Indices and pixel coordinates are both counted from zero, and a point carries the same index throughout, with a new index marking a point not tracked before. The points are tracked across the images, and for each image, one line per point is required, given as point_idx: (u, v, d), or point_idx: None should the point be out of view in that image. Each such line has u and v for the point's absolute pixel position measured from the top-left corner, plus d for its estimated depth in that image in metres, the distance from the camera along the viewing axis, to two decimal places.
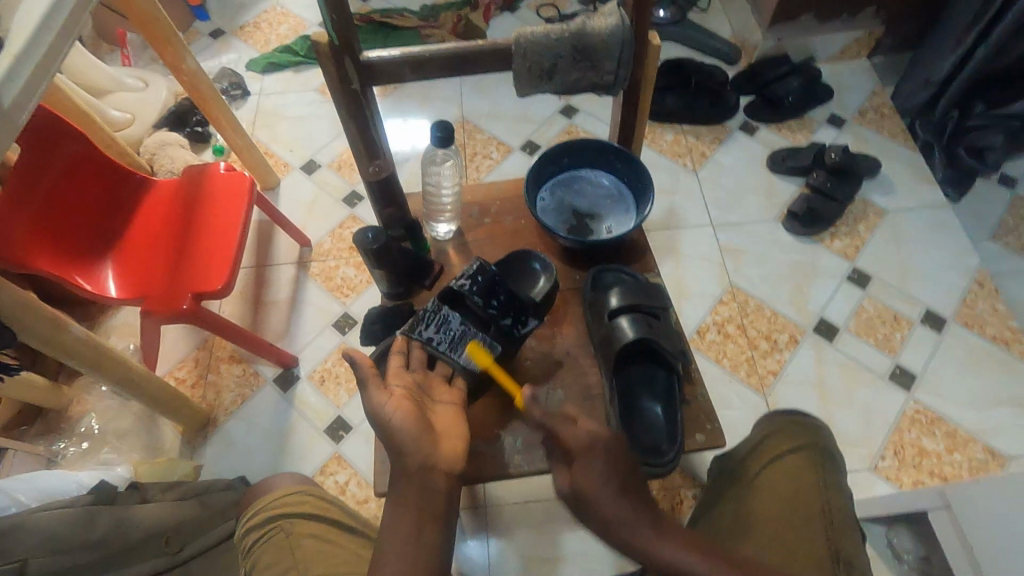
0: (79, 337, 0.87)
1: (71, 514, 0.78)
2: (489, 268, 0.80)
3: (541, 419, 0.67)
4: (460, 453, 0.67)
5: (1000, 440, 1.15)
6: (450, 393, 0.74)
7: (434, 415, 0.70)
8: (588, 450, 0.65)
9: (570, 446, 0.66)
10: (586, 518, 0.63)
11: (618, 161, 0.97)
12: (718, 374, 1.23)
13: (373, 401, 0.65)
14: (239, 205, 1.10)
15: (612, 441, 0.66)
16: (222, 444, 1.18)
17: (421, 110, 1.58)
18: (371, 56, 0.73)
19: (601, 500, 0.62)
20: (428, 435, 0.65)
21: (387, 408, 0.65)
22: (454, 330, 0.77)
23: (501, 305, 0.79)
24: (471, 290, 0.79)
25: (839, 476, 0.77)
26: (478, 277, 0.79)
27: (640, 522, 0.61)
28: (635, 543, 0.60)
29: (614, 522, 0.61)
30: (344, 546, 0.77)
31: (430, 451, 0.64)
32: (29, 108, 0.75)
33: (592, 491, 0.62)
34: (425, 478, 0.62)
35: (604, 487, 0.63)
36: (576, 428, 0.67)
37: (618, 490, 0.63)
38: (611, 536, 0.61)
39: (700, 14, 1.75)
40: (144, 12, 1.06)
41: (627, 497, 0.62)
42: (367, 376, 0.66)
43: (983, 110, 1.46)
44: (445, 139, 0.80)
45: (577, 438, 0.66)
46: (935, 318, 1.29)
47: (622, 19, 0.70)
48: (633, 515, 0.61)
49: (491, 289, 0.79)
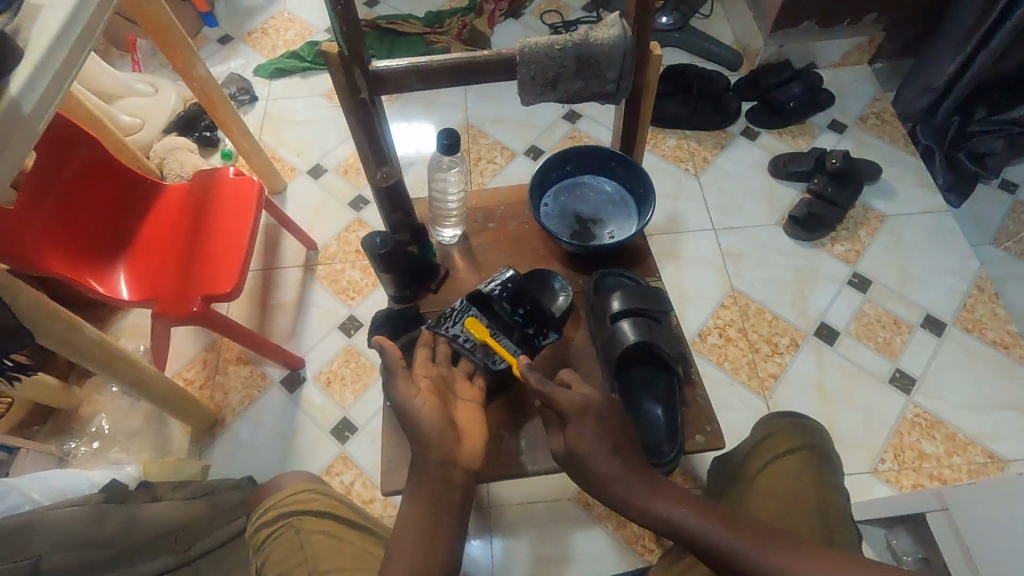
0: (93, 338, 0.89)
1: (85, 512, 0.80)
2: (520, 277, 0.82)
3: (538, 387, 0.70)
4: (477, 450, 0.70)
5: (999, 444, 1.16)
6: (470, 391, 0.76)
7: (456, 412, 0.72)
8: (582, 414, 0.68)
9: (566, 409, 0.68)
10: (579, 476, 0.68)
11: (620, 168, 0.99)
12: (720, 377, 1.24)
13: (399, 390, 0.67)
14: (248, 209, 1.12)
15: (604, 403, 0.69)
16: (230, 443, 1.20)
17: (426, 115, 1.60)
18: (379, 65, 0.74)
19: (599, 463, 0.66)
20: (450, 429, 0.68)
21: (414, 401, 0.67)
22: (480, 330, 0.79)
23: (527, 314, 0.81)
24: (500, 295, 0.80)
25: (835, 476, 0.80)
26: (509, 283, 0.81)
27: (634, 480, 0.67)
28: (630, 501, 0.66)
29: (609, 481, 0.66)
30: (352, 544, 0.79)
31: (453, 447, 0.67)
32: (46, 117, 0.77)
33: (588, 451, 0.66)
34: (443, 473, 0.65)
35: (598, 449, 0.66)
36: (571, 392, 0.69)
37: (612, 450, 0.67)
38: (606, 492, 0.67)
39: (702, 20, 1.77)
40: (158, 20, 1.09)
41: (620, 458, 0.67)
42: (397, 366, 0.68)
43: (983, 117, 1.49)
44: (451, 146, 0.81)
45: (571, 401, 0.68)
46: (935, 322, 1.30)
47: (624, 31, 0.72)
48: (627, 474, 0.67)
49: (519, 297, 0.81)
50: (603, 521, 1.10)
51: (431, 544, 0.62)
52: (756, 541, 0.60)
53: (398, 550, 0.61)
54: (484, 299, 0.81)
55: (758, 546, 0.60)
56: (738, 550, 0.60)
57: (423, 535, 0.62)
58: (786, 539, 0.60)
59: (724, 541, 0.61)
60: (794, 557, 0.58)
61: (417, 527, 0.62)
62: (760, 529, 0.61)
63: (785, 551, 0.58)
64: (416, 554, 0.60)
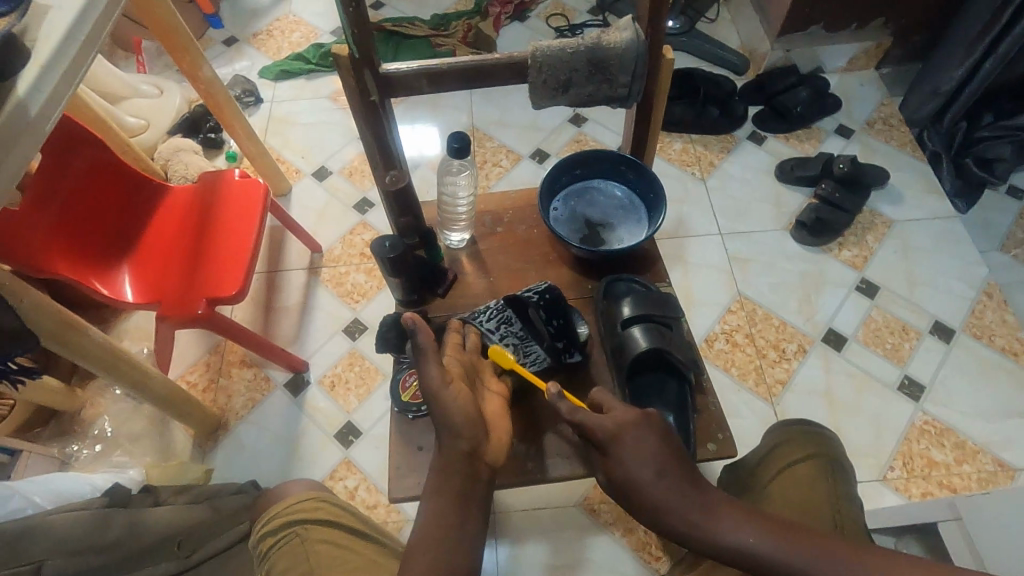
0: (95, 340, 0.88)
1: (87, 517, 0.81)
2: (558, 291, 0.83)
3: (569, 417, 0.66)
4: (503, 444, 0.68)
5: (1009, 452, 1.15)
6: (497, 386, 0.75)
7: (484, 404, 0.71)
8: (616, 438, 0.64)
9: (600, 437, 0.65)
10: (629, 504, 0.64)
11: (631, 172, 0.98)
12: (727, 382, 1.24)
13: (433, 378, 0.64)
14: (254, 211, 1.12)
15: (640, 423, 0.65)
16: (233, 447, 1.19)
17: (431, 118, 1.60)
18: (390, 68, 0.74)
19: (648, 489, 0.62)
20: (481, 424, 0.66)
21: (445, 387, 0.64)
22: (514, 332, 0.79)
23: (558, 328, 0.82)
24: (538, 302, 0.81)
25: (849, 484, 0.80)
26: (547, 293, 0.82)
27: (688, 503, 0.62)
28: (694, 531, 0.61)
29: (662, 509, 0.62)
30: (358, 552, 0.78)
31: (481, 440, 0.65)
32: (52, 118, 0.77)
33: (633, 477, 0.63)
34: (468, 466, 0.63)
35: (642, 473, 0.63)
36: (605, 418, 0.65)
37: (656, 471, 0.63)
38: (660, 521, 0.62)
39: (709, 24, 1.77)
40: (165, 21, 1.08)
41: (666, 481, 0.63)
42: (428, 347, 0.65)
43: (991, 122, 1.49)
44: (461, 150, 0.81)
45: (604, 427, 0.65)
46: (943, 329, 1.29)
47: (637, 34, 0.71)
48: (682, 499, 0.62)
49: (555, 310, 0.82)
50: (609, 528, 1.09)
51: (452, 540, 0.59)
52: (826, 559, 0.55)
53: (417, 548, 0.59)
54: (521, 304, 0.81)
55: (837, 566, 0.55)
56: (812, 571, 0.55)
57: (444, 531, 0.59)
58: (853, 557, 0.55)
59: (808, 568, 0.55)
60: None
61: (437, 524, 0.60)
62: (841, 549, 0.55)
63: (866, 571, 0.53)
64: (434, 554, 0.58)
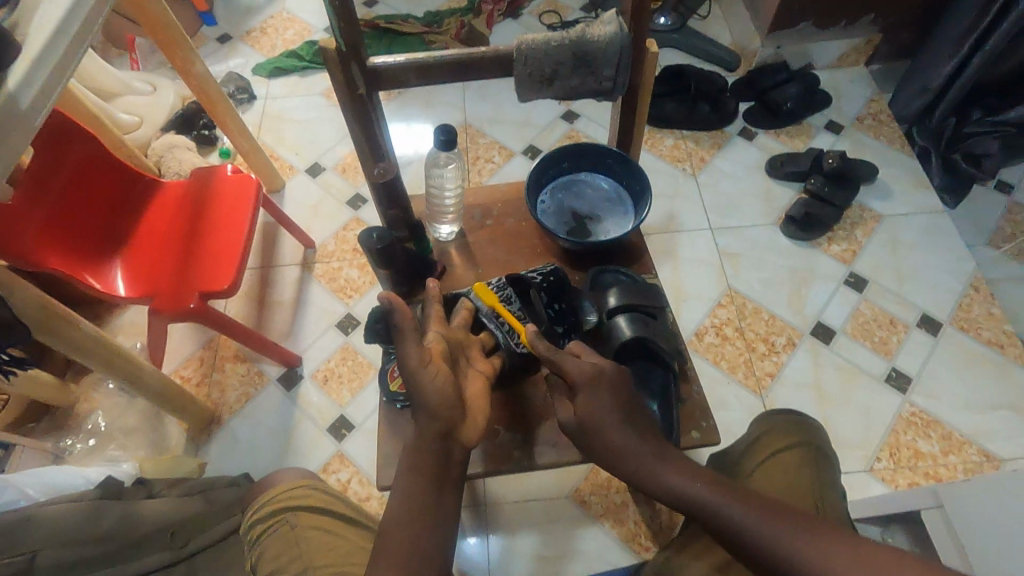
0: (87, 333, 0.89)
1: (79, 510, 0.81)
2: (563, 275, 0.86)
3: (546, 354, 0.69)
4: (481, 428, 0.67)
5: (996, 443, 1.16)
6: (485, 363, 0.75)
7: (467, 383, 0.70)
8: (591, 382, 0.66)
9: (574, 378, 0.67)
10: (584, 441, 0.67)
11: (617, 164, 0.99)
12: (716, 375, 1.25)
13: (410, 357, 0.64)
14: (246, 206, 1.13)
15: (614, 373, 0.68)
16: (226, 441, 1.20)
17: (424, 114, 1.60)
18: (377, 61, 0.74)
19: (608, 431, 0.65)
20: (459, 404, 0.65)
21: (423, 367, 0.64)
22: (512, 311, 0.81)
23: (558, 313, 0.83)
24: (540, 285, 0.84)
25: (831, 473, 0.81)
26: (550, 277, 0.85)
27: (646, 451, 0.64)
28: (643, 473, 0.63)
29: (618, 452, 0.64)
30: (347, 540, 0.80)
31: (458, 422, 0.65)
32: (43, 112, 0.77)
33: (596, 420, 0.65)
34: (444, 448, 0.63)
35: (607, 417, 0.65)
36: (582, 362, 0.68)
37: (623, 420, 0.65)
38: (613, 462, 0.65)
39: (700, 21, 1.78)
40: (157, 18, 1.09)
41: (629, 427, 0.65)
42: (406, 326, 0.66)
43: (979, 118, 1.48)
44: (448, 142, 0.81)
45: (579, 369, 0.67)
46: (930, 321, 1.30)
47: (620, 27, 0.72)
48: (639, 446, 0.64)
49: (556, 293, 0.84)
50: (600, 520, 1.10)
51: (424, 516, 0.59)
52: (771, 519, 0.57)
53: (391, 528, 0.59)
54: (523, 284, 0.84)
55: (786, 530, 0.56)
56: (745, 525, 0.57)
57: (418, 512, 0.59)
58: (801, 518, 0.56)
59: (745, 522, 0.57)
60: (817, 540, 0.54)
61: (411, 508, 0.60)
62: (780, 508, 0.58)
63: (798, 532, 0.55)
64: (420, 528, 0.58)
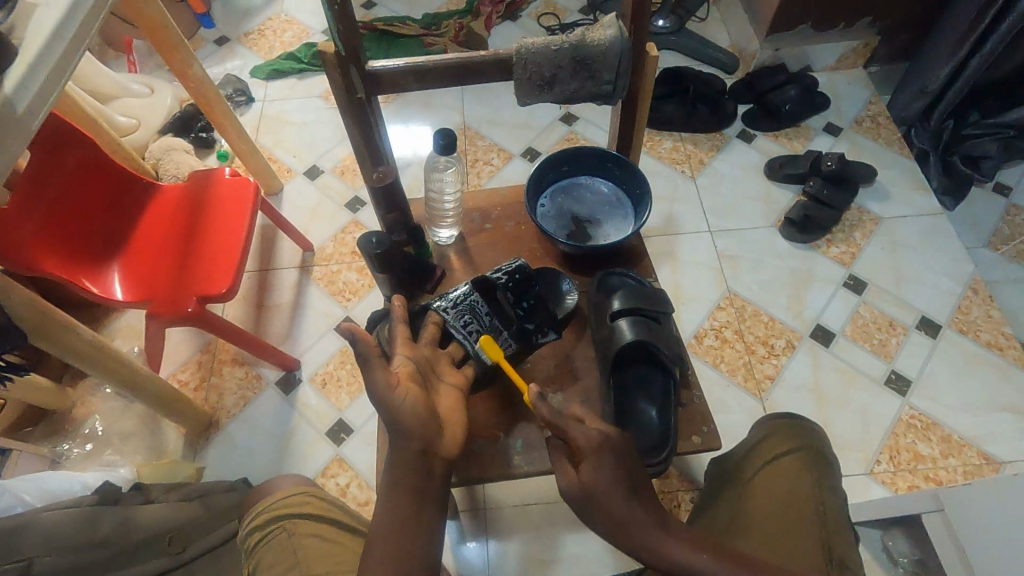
0: (85, 338, 0.88)
1: (73, 517, 0.79)
2: (528, 270, 0.84)
3: (549, 417, 0.65)
4: (459, 441, 0.66)
5: (995, 445, 1.16)
6: (455, 375, 0.73)
7: (439, 396, 0.69)
8: (597, 448, 0.62)
9: (579, 444, 0.63)
10: (587, 514, 0.61)
11: (617, 168, 0.99)
12: (715, 377, 1.25)
13: (378, 383, 0.61)
14: (244, 209, 1.12)
15: (620, 440, 0.64)
16: (224, 444, 1.19)
17: (423, 116, 1.60)
18: (376, 65, 0.74)
19: (613, 501, 0.59)
20: (434, 421, 0.64)
21: (393, 392, 0.61)
22: (480, 320, 0.79)
23: (528, 309, 0.83)
24: (505, 285, 0.83)
25: (832, 477, 0.80)
26: (515, 274, 0.83)
27: (650, 523, 0.59)
28: (648, 547, 0.58)
29: (625, 524, 0.59)
30: (345, 545, 0.79)
31: (435, 436, 0.63)
32: (40, 116, 0.77)
33: (601, 489, 0.60)
34: (423, 464, 0.62)
35: (612, 485, 0.60)
36: (587, 428, 0.64)
37: (628, 492, 0.60)
38: (619, 537, 0.59)
39: (699, 24, 1.78)
40: (154, 21, 1.08)
41: (636, 499, 0.60)
42: (371, 357, 0.61)
43: (977, 120, 1.50)
44: (447, 146, 0.81)
45: (586, 436, 0.63)
46: (929, 324, 1.30)
47: (621, 31, 0.72)
48: (644, 518, 0.59)
49: (523, 290, 0.83)
50: None
51: (409, 528, 0.59)
52: None
53: (375, 542, 0.58)
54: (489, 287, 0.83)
55: None
56: None
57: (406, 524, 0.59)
58: None
59: None
60: None
61: (395, 520, 0.59)
62: None
63: None
64: (405, 538, 0.58)
